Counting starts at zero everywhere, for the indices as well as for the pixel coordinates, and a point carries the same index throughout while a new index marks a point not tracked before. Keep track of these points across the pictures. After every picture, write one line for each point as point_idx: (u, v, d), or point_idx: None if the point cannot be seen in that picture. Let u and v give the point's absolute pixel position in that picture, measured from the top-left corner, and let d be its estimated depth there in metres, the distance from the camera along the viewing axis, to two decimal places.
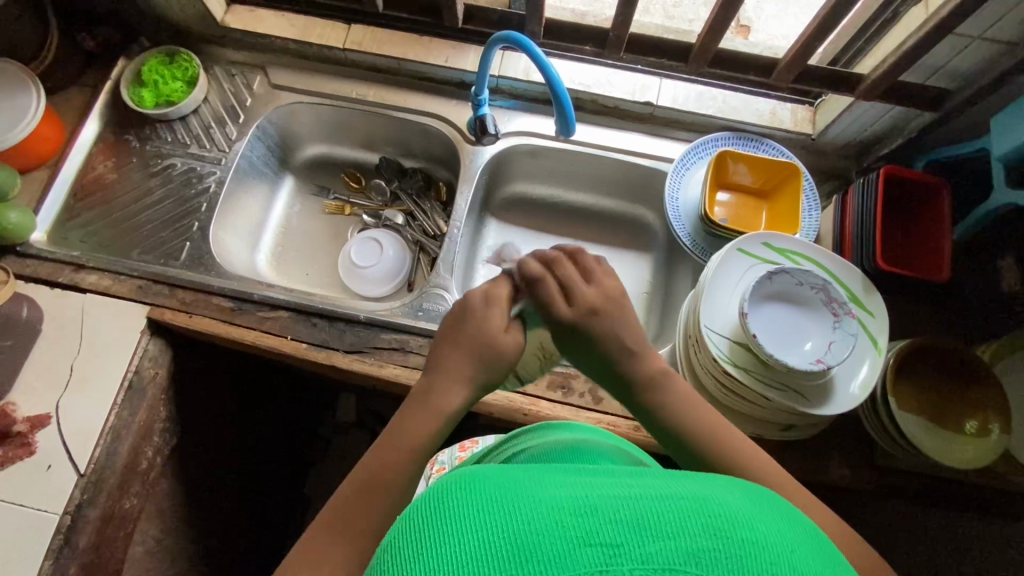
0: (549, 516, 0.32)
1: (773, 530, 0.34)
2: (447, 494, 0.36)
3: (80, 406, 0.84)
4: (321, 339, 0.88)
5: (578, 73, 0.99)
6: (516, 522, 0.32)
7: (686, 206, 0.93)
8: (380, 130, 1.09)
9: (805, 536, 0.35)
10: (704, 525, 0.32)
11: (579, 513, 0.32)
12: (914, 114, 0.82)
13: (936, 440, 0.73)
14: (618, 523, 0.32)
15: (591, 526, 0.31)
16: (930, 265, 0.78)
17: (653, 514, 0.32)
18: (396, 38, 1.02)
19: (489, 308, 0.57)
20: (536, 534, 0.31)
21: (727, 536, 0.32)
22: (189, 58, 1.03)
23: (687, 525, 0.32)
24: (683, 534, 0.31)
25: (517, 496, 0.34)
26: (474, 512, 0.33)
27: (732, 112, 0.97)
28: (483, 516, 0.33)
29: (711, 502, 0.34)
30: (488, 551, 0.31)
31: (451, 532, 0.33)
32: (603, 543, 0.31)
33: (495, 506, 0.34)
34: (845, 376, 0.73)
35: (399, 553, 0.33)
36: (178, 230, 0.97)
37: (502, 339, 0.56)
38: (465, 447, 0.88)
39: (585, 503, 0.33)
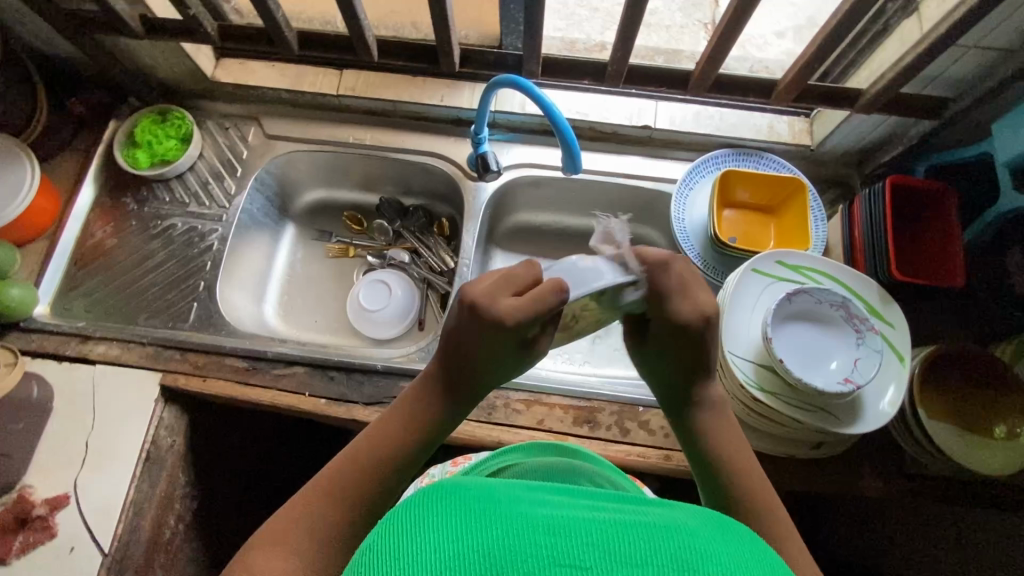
0: (527, 534, 0.35)
1: (744, 564, 0.35)
2: (431, 498, 0.37)
3: (98, 483, 0.82)
4: (339, 392, 0.86)
5: (574, 102, 0.99)
6: (491, 533, 0.34)
7: (693, 225, 0.93)
8: (379, 172, 1.09)
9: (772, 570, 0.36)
10: (671, 558, 0.34)
11: (554, 534, 0.35)
12: (913, 122, 0.83)
13: (968, 448, 0.73)
14: (590, 548, 0.34)
15: (565, 549, 0.34)
16: (943, 272, 0.79)
17: (625, 541, 0.34)
18: (389, 80, 1.02)
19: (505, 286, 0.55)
20: (511, 548, 0.34)
21: (692, 570, 0.33)
22: (181, 115, 1.01)
23: (654, 555, 0.34)
24: (649, 563, 0.33)
25: (501, 509, 0.36)
26: (454, 523, 0.35)
27: (730, 129, 0.98)
28: (464, 522, 0.35)
29: (686, 534, 0.36)
30: (464, 555, 0.33)
31: (429, 538, 0.34)
32: (573, 565, 0.33)
33: (475, 521, 0.35)
34: (873, 394, 0.73)
35: (378, 549, 0.34)
36: (184, 290, 0.96)
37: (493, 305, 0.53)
38: (456, 462, 0.81)
39: (562, 524, 0.35)
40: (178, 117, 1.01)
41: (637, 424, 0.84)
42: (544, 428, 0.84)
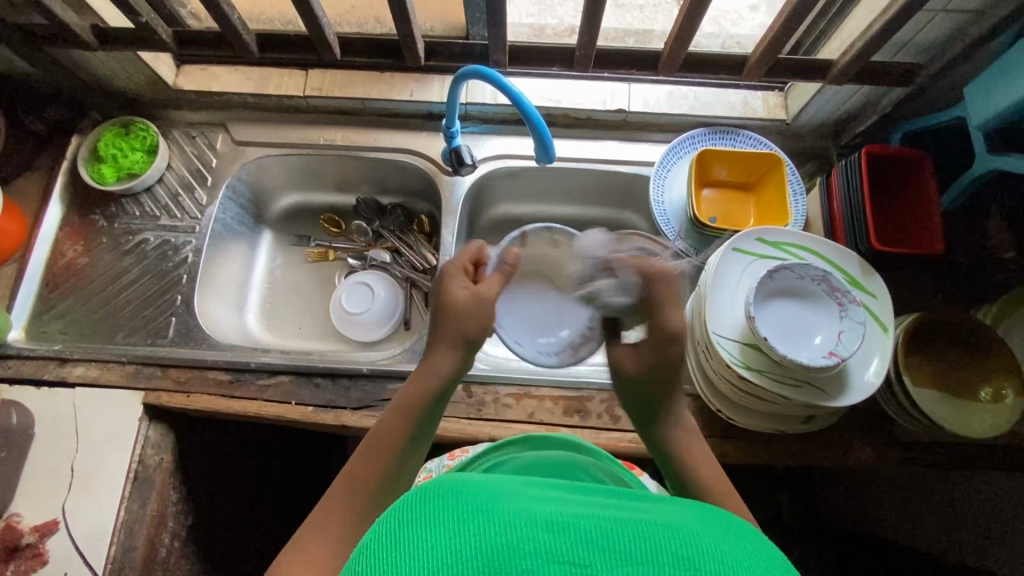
0: (527, 530, 0.34)
1: (750, 562, 0.35)
2: (433, 493, 0.37)
3: (87, 507, 0.81)
4: (326, 399, 0.85)
5: (546, 89, 0.98)
6: (490, 529, 0.34)
7: (672, 208, 0.93)
8: (353, 172, 1.07)
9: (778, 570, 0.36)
10: (670, 554, 0.34)
11: (555, 531, 0.34)
12: (886, 90, 0.82)
13: (956, 414, 0.73)
14: (590, 546, 0.34)
15: (566, 547, 0.33)
16: (922, 239, 0.79)
17: (626, 539, 0.34)
18: (356, 77, 0.99)
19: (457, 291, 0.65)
20: (511, 547, 0.33)
21: (692, 566, 0.33)
22: (145, 126, 0.99)
23: (655, 552, 0.34)
24: (649, 561, 0.33)
25: (500, 505, 0.36)
26: (452, 519, 0.35)
27: (705, 108, 0.97)
28: (461, 521, 0.34)
29: (687, 531, 0.36)
30: (462, 553, 0.33)
31: (428, 533, 0.34)
32: (574, 564, 0.33)
33: (474, 516, 0.35)
34: (857, 366, 0.73)
35: (377, 544, 0.34)
36: (162, 306, 0.94)
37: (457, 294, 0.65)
38: (454, 455, 0.80)
39: (564, 522, 0.35)
40: (143, 128, 0.98)
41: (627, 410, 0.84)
42: (535, 420, 0.84)
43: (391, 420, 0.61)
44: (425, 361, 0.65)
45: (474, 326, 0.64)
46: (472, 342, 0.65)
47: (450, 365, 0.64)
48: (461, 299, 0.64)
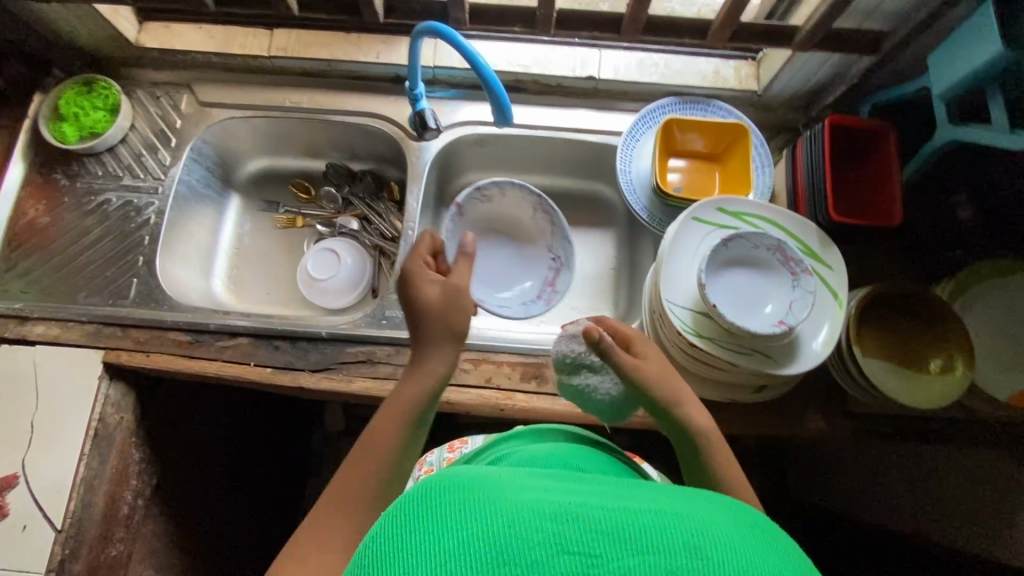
0: (535, 520, 0.35)
1: (760, 556, 0.35)
2: (442, 490, 0.38)
3: (47, 462, 0.82)
4: (285, 361, 0.86)
5: (515, 54, 0.96)
6: (500, 520, 0.35)
7: (639, 177, 0.91)
8: (322, 136, 1.06)
9: (791, 558, 0.37)
10: (682, 544, 0.34)
11: (563, 520, 0.35)
12: (855, 59, 0.81)
13: (904, 384, 0.74)
14: (600, 537, 0.34)
15: (574, 537, 0.34)
16: (883, 212, 0.78)
17: (637, 528, 0.35)
18: (323, 38, 0.98)
19: (422, 287, 0.67)
20: (520, 536, 0.34)
21: (705, 556, 0.34)
22: (108, 85, 0.97)
23: (666, 540, 0.34)
24: (658, 551, 0.34)
25: (507, 497, 0.37)
26: (461, 513, 0.36)
27: (676, 76, 0.96)
28: (471, 513, 0.35)
29: (699, 520, 0.36)
30: (475, 545, 0.34)
31: (437, 532, 0.35)
32: (583, 554, 0.33)
33: (483, 510, 0.36)
34: (807, 334, 0.73)
35: (386, 542, 0.35)
36: (124, 266, 0.93)
37: (426, 290, 0.67)
38: (453, 448, 0.87)
39: (574, 512, 0.35)
40: (105, 86, 0.97)
41: None
42: (492, 385, 0.85)
43: (385, 422, 0.60)
44: (416, 364, 0.64)
45: (458, 320, 0.66)
46: (460, 335, 0.66)
47: (443, 363, 0.64)
48: (443, 297, 0.67)
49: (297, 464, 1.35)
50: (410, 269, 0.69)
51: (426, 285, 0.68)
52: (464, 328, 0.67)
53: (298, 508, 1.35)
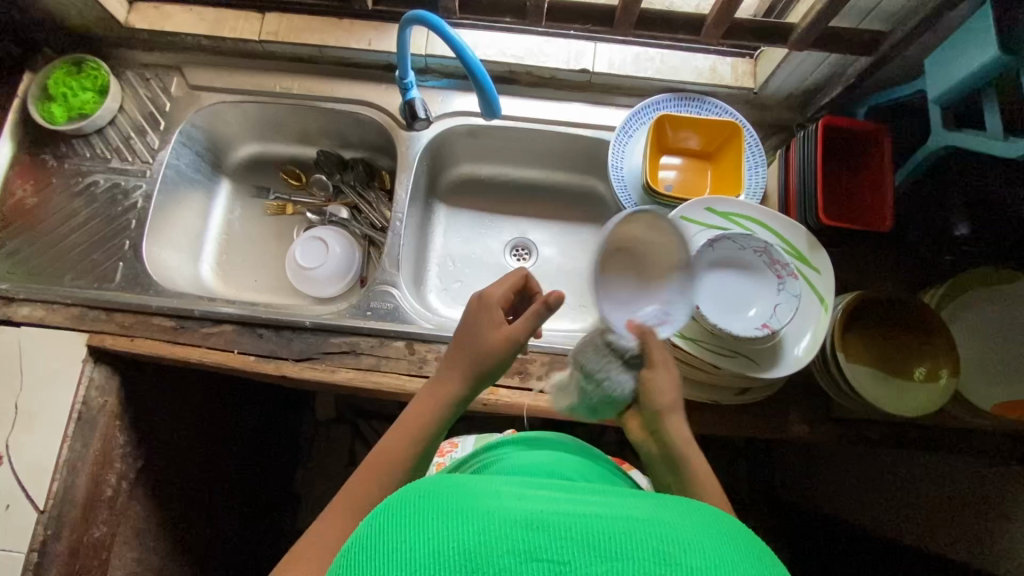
0: (504, 527, 0.35)
1: (734, 564, 0.35)
2: (415, 501, 0.38)
3: (30, 444, 0.83)
4: (269, 349, 0.86)
5: (509, 44, 0.95)
6: (470, 529, 0.35)
7: (630, 174, 0.90)
8: (313, 124, 1.05)
9: (766, 565, 0.37)
10: (651, 551, 0.34)
11: (532, 527, 0.35)
12: (853, 60, 0.80)
13: (885, 390, 0.73)
14: (569, 543, 0.34)
15: (543, 544, 0.34)
16: (873, 217, 0.77)
17: (607, 535, 0.35)
18: (315, 23, 0.96)
19: (490, 325, 0.65)
20: (490, 544, 0.34)
21: (675, 563, 0.34)
22: (97, 66, 0.96)
23: (636, 547, 0.34)
24: (628, 558, 0.34)
25: (479, 505, 0.37)
26: (430, 521, 0.36)
27: (671, 72, 0.94)
28: (442, 521, 0.36)
29: (671, 527, 0.36)
30: (445, 554, 0.34)
31: (408, 540, 0.35)
32: (551, 561, 0.33)
33: (453, 518, 0.36)
34: (790, 339, 0.73)
35: (359, 552, 0.35)
36: (110, 250, 0.93)
37: (493, 333, 0.64)
38: (443, 453, 0.91)
39: (545, 519, 0.35)
40: (94, 67, 0.96)
41: None
42: None
43: (392, 444, 0.61)
44: (430, 389, 0.65)
45: (491, 363, 0.64)
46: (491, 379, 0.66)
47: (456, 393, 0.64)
48: (497, 336, 0.64)
49: (287, 450, 1.36)
50: (490, 299, 0.66)
51: (496, 328, 0.64)
52: (495, 369, 0.65)
53: (286, 493, 1.36)
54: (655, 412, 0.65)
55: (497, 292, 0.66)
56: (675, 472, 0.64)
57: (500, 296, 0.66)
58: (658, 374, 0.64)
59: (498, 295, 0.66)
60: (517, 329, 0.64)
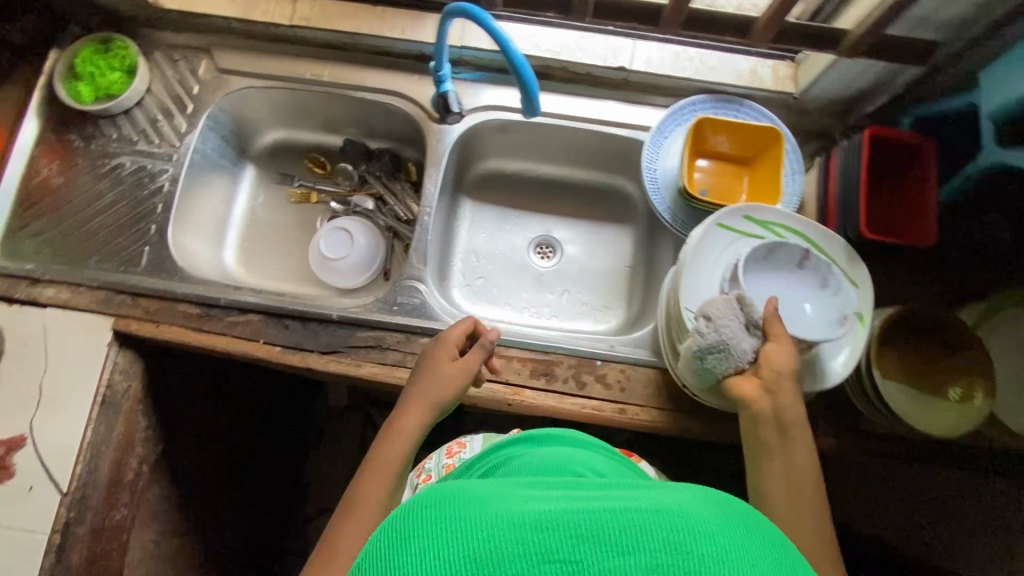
0: (511, 531, 0.34)
1: (746, 549, 0.35)
2: (420, 511, 0.38)
3: (56, 426, 0.83)
4: (295, 341, 0.85)
5: (545, 38, 0.93)
6: (478, 535, 0.34)
7: (664, 176, 0.89)
8: (341, 112, 1.03)
9: (775, 546, 0.36)
10: (663, 540, 0.34)
11: (541, 529, 0.34)
12: (902, 69, 0.78)
13: (919, 409, 0.73)
14: (578, 540, 0.34)
15: (552, 544, 0.34)
16: (915, 231, 0.76)
17: (615, 529, 0.34)
18: (348, 10, 0.95)
19: (443, 365, 0.73)
20: (500, 549, 0.34)
21: (687, 551, 0.33)
22: (125, 45, 0.95)
23: (646, 539, 0.34)
24: (639, 550, 0.33)
25: (485, 510, 0.36)
26: (439, 531, 0.35)
27: (711, 73, 0.92)
28: (449, 531, 0.35)
29: (680, 513, 0.36)
30: (455, 565, 0.33)
31: (418, 552, 0.34)
32: (562, 560, 0.33)
33: (461, 526, 0.35)
34: (828, 353, 0.72)
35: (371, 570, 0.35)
36: (136, 234, 0.92)
37: (446, 371, 0.73)
38: (452, 452, 0.90)
39: (552, 519, 0.35)
40: (122, 47, 0.95)
41: (594, 377, 0.84)
42: (501, 379, 0.84)
43: (369, 483, 0.65)
44: (393, 426, 0.70)
45: (448, 398, 0.72)
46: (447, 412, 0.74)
47: (419, 426, 0.71)
48: (453, 370, 0.73)
49: (300, 437, 1.36)
50: (444, 343, 0.75)
51: (449, 367, 0.73)
52: (450, 405, 0.73)
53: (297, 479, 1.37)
54: (778, 374, 0.66)
55: (450, 337, 0.76)
56: (783, 434, 0.64)
57: (450, 341, 0.76)
58: (785, 342, 0.67)
59: (448, 338, 0.76)
60: (464, 368, 0.73)
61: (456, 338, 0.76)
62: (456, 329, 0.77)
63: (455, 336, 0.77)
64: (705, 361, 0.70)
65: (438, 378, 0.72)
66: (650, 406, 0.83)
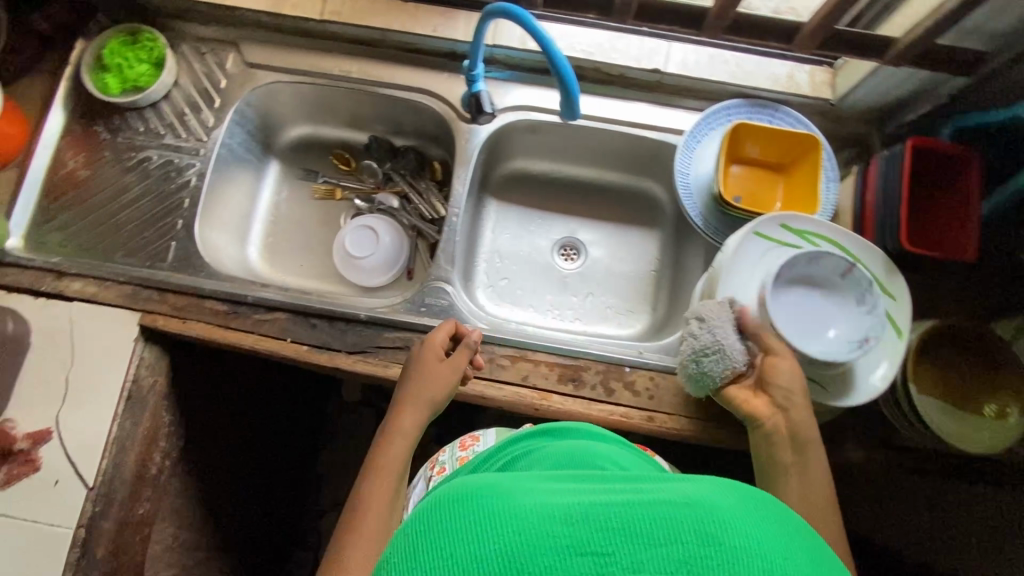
0: (541, 525, 0.34)
1: (774, 540, 0.35)
2: (445, 508, 0.37)
3: (81, 420, 0.82)
4: (322, 340, 0.85)
5: (579, 39, 0.92)
6: (508, 529, 0.34)
7: (697, 181, 0.88)
8: (367, 109, 1.02)
9: (798, 534, 0.37)
10: (693, 532, 0.34)
11: (570, 522, 0.34)
12: (946, 79, 0.76)
13: (956, 424, 0.72)
14: (609, 532, 0.34)
15: (582, 536, 0.33)
16: (956, 244, 0.75)
17: (644, 521, 0.34)
18: (379, 7, 0.94)
19: (434, 368, 0.74)
20: (531, 542, 0.33)
21: (718, 542, 0.33)
22: (153, 37, 0.94)
23: (677, 530, 0.34)
24: (671, 542, 0.33)
25: (512, 503, 0.36)
26: (467, 527, 0.35)
27: (746, 77, 0.91)
28: (478, 526, 0.35)
29: (708, 506, 0.36)
30: (485, 557, 0.34)
31: (449, 552, 0.34)
32: (593, 552, 0.33)
33: (488, 520, 0.35)
34: (864, 367, 0.71)
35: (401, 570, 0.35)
36: (162, 229, 0.91)
37: (437, 373, 0.74)
38: (465, 446, 0.85)
39: (582, 512, 0.35)
40: (150, 38, 0.94)
41: (622, 384, 0.84)
42: (529, 384, 0.83)
43: (375, 491, 0.65)
44: (391, 432, 0.71)
45: (441, 399, 0.73)
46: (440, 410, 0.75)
47: (414, 429, 0.72)
48: (443, 371, 0.74)
49: (314, 432, 1.36)
50: (431, 346, 0.75)
51: (439, 368, 0.74)
52: (443, 404, 0.74)
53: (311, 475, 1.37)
54: (784, 390, 0.67)
55: (435, 339, 0.76)
56: (799, 452, 0.65)
57: (436, 343, 0.76)
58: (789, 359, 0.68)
59: (434, 341, 0.76)
60: (452, 369, 0.74)
61: (440, 340, 0.77)
62: (440, 332, 0.77)
63: (439, 338, 0.77)
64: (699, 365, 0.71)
65: (430, 382, 0.72)
66: (677, 414, 0.82)
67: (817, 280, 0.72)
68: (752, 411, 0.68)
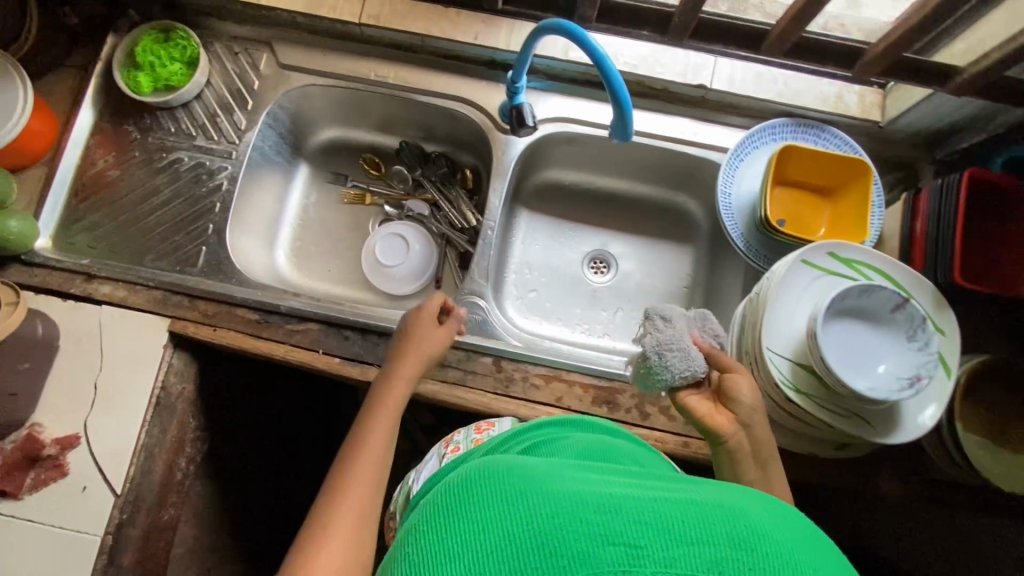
0: (572, 510, 0.32)
1: (811, 552, 0.32)
2: (472, 487, 0.35)
3: (110, 425, 0.81)
4: (354, 353, 0.84)
5: (623, 50, 0.90)
6: (537, 511, 0.32)
7: (739, 201, 0.86)
8: (401, 114, 1.00)
9: (827, 550, 0.34)
10: (726, 534, 0.31)
11: (602, 509, 0.32)
12: (1005, 108, 0.74)
13: (1001, 465, 0.71)
14: (642, 525, 0.31)
15: (616, 526, 0.31)
16: (1009, 279, 0.73)
17: (677, 519, 0.32)
18: (418, 11, 0.92)
19: (431, 332, 0.76)
20: (560, 525, 0.31)
21: (751, 547, 0.31)
22: (186, 35, 0.91)
23: (711, 530, 0.31)
24: (705, 540, 0.31)
25: (542, 485, 0.34)
26: (495, 505, 0.33)
27: (794, 95, 0.88)
28: (505, 506, 0.33)
29: (743, 512, 0.33)
30: (512, 534, 0.32)
31: (474, 529, 0.32)
32: (624, 543, 0.31)
33: (517, 500, 0.33)
34: (912, 406, 0.70)
35: (425, 546, 0.33)
36: (193, 233, 0.90)
37: (435, 337, 0.76)
38: (480, 429, 0.73)
39: (613, 502, 0.33)
40: (183, 37, 0.91)
41: (657, 408, 0.82)
42: (562, 405, 0.82)
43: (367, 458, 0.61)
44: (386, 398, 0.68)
45: (433, 362, 0.75)
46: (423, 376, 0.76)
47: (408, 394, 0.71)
48: (438, 335, 0.76)
49: None
50: (428, 311, 0.77)
51: (433, 333, 0.77)
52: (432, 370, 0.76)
53: None
54: (748, 406, 0.64)
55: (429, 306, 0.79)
56: (764, 471, 0.63)
57: (431, 309, 0.78)
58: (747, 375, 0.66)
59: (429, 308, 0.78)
60: (444, 334, 0.77)
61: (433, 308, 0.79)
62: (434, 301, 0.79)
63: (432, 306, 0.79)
64: (658, 360, 0.67)
65: (428, 344, 0.74)
66: None
67: (867, 312, 0.70)
68: (714, 425, 0.64)
